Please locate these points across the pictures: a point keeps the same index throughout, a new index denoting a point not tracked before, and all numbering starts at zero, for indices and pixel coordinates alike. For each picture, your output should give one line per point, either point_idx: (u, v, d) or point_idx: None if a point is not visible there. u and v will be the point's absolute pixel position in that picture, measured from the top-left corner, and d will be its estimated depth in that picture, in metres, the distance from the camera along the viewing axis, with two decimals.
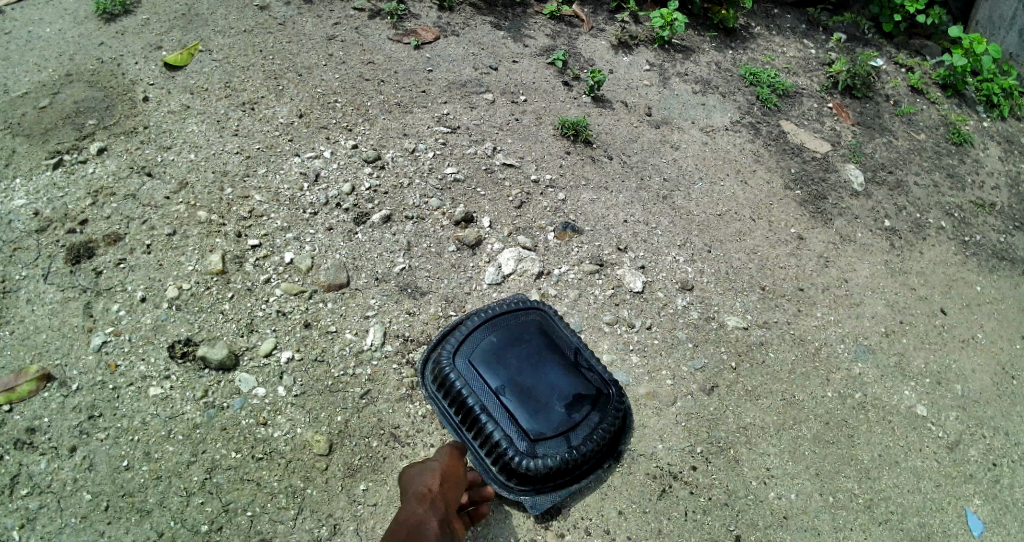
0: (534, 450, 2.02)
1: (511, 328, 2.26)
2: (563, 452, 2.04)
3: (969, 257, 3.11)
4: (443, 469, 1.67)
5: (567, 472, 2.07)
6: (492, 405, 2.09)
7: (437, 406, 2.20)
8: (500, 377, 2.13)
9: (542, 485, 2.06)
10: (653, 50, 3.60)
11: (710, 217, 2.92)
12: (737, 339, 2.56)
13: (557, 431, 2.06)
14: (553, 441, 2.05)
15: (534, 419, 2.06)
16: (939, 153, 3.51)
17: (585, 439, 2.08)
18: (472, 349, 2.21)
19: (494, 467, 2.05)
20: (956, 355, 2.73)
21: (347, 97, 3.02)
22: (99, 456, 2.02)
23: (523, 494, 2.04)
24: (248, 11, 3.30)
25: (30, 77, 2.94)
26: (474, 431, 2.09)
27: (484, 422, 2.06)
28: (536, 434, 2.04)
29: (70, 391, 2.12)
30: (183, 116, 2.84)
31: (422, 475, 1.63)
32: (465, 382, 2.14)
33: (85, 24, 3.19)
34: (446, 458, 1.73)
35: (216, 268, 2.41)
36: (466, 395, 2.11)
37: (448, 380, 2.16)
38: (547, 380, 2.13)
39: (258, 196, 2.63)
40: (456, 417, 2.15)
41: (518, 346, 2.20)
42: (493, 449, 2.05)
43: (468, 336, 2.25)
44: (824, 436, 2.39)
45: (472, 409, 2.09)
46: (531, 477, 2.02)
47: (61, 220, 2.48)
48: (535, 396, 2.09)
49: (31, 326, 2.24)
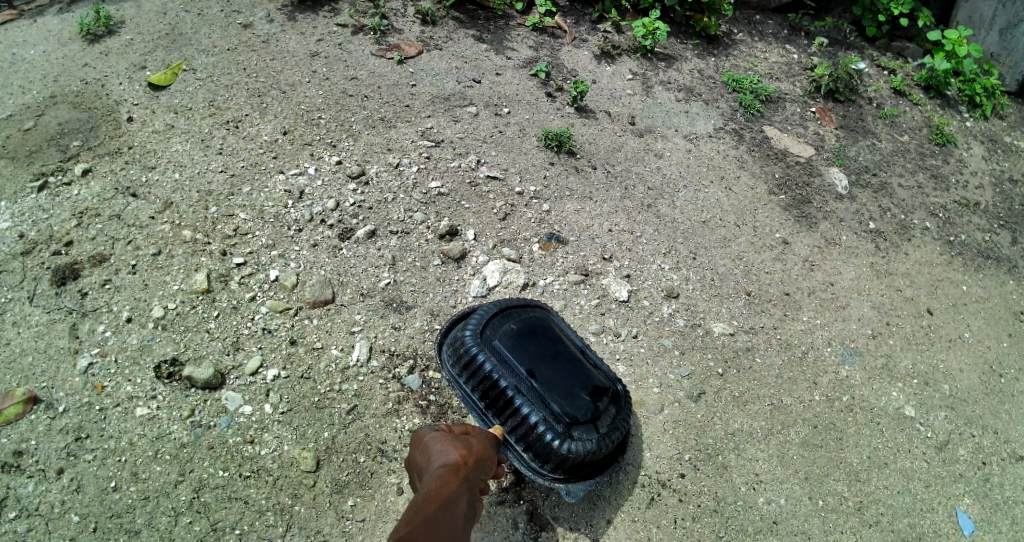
0: (570, 433, 1.89)
1: (528, 317, 2.14)
2: (595, 437, 1.91)
3: (954, 257, 3.10)
4: (474, 447, 1.67)
5: (596, 459, 1.95)
6: (524, 387, 1.94)
7: (460, 392, 2.02)
8: (528, 360, 1.97)
9: (573, 474, 1.93)
10: (636, 59, 3.60)
11: (696, 225, 2.91)
12: (724, 345, 2.54)
13: (589, 415, 1.92)
14: (586, 426, 1.92)
15: (565, 402, 1.92)
16: (923, 154, 3.50)
17: (613, 428, 1.96)
18: (495, 333, 2.06)
19: (525, 452, 1.91)
20: (943, 356, 2.72)
21: (330, 113, 3.02)
22: (86, 477, 2.00)
23: (556, 481, 1.90)
24: (232, 29, 3.31)
25: (15, 100, 2.95)
26: (505, 415, 1.93)
27: (518, 404, 1.91)
28: (572, 417, 1.90)
29: (56, 414, 2.11)
30: (167, 135, 2.84)
31: (452, 444, 1.64)
32: (494, 363, 1.97)
33: (69, 45, 3.20)
34: (487, 440, 1.77)
35: (201, 287, 2.41)
36: (497, 377, 1.95)
37: (475, 362, 1.99)
38: (573, 366, 2.00)
39: (243, 214, 2.63)
40: (482, 402, 1.98)
41: (539, 334, 2.06)
42: (527, 434, 1.89)
43: (489, 320, 2.10)
44: (813, 440, 2.37)
45: (505, 391, 1.93)
46: (567, 461, 1.88)
47: (47, 242, 2.48)
48: (564, 380, 1.95)
49: (17, 348, 2.23)
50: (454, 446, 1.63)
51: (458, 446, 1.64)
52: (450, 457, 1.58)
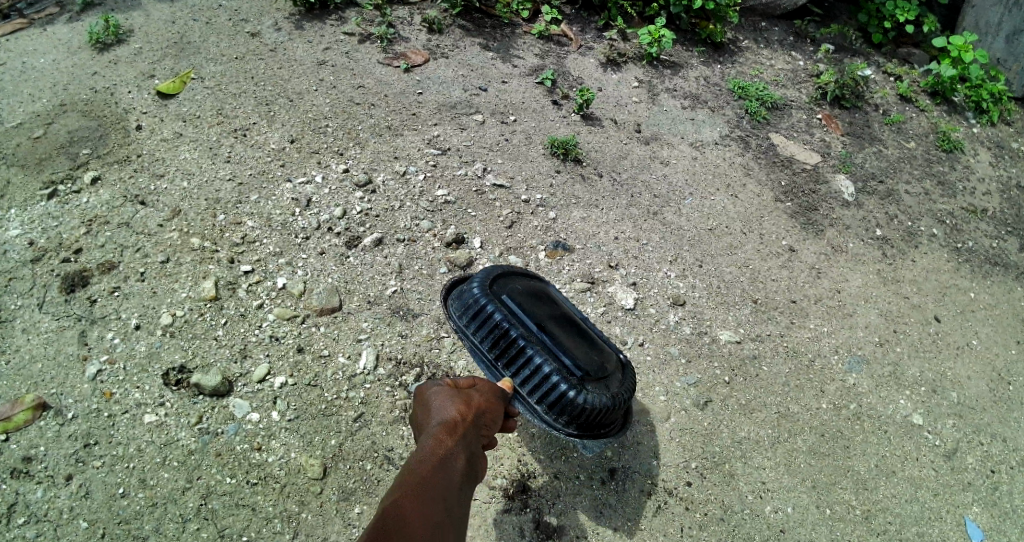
0: (584, 386, 1.77)
1: (532, 282, 2.05)
2: (609, 393, 1.81)
3: (961, 264, 3.09)
4: (475, 399, 1.53)
5: (608, 419, 1.83)
6: (537, 338, 1.81)
7: (466, 343, 1.87)
8: (539, 314, 1.87)
9: (586, 431, 1.80)
10: (642, 66, 3.60)
11: (702, 232, 2.91)
12: (730, 353, 2.54)
13: (602, 372, 1.82)
14: (598, 382, 1.82)
15: (579, 356, 1.81)
16: (929, 160, 3.49)
17: (623, 388, 1.87)
18: (501, 288, 1.94)
19: (538, 405, 1.77)
20: (951, 364, 2.71)
21: (337, 121, 3.03)
22: (94, 483, 2.01)
23: (570, 437, 1.76)
24: (240, 38, 3.33)
25: (25, 108, 2.98)
26: (516, 366, 1.79)
27: (531, 354, 1.77)
28: (586, 370, 1.79)
29: (65, 420, 2.12)
30: (176, 144, 2.86)
31: (452, 399, 1.50)
32: (505, 314, 1.84)
33: (78, 53, 3.23)
34: (489, 391, 1.60)
35: (209, 294, 2.42)
36: (509, 326, 1.82)
37: (484, 311, 1.85)
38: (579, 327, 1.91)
39: (251, 222, 2.64)
40: (491, 353, 1.83)
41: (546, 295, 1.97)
42: (541, 384, 1.76)
43: (495, 277, 1.98)
44: (820, 448, 2.36)
45: (517, 341, 1.80)
46: (582, 415, 1.75)
47: (56, 250, 2.50)
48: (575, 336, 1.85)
49: (26, 355, 2.24)
50: (454, 401, 1.49)
51: (459, 401, 1.50)
52: (449, 416, 1.45)
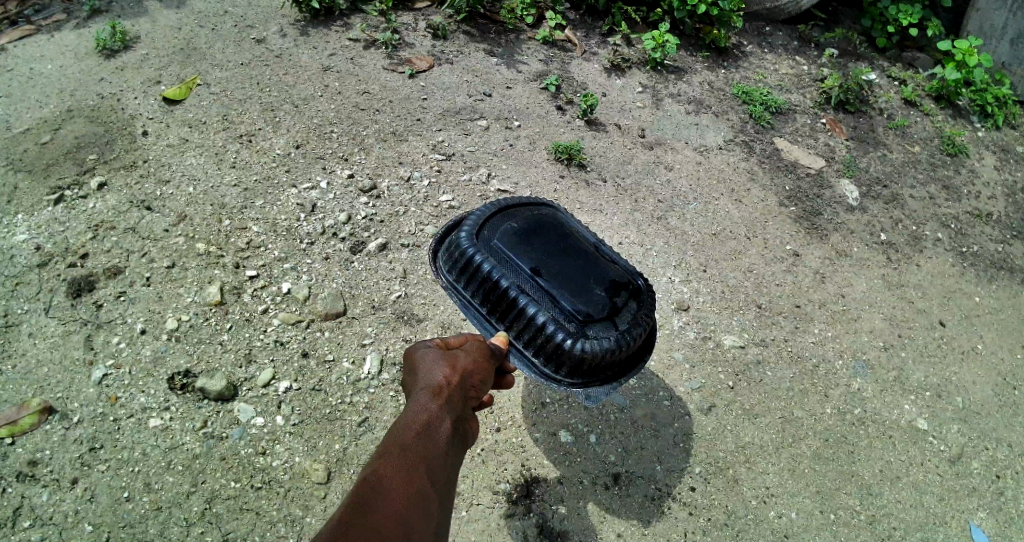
0: (584, 331, 1.59)
1: (531, 213, 1.82)
2: (615, 335, 1.62)
3: (966, 268, 3.08)
4: (462, 359, 1.45)
5: (618, 362, 1.67)
6: (530, 286, 1.63)
7: (456, 298, 1.72)
8: (532, 256, 1.66)
9: (592, 378, 1.66)
10: (646, 71, 3.61)
11: (705, 237, 2.91)
12: (735, 358, 2.54)
13: (607, 313, 1.62)
14: (603, 323, 1.62)
15: (578, 298, 1.61)
16: (934, 165, 3.49)
17: (635, 324, 1.67)
18: (492, 230, 1.74)
19: (536, 358, 1.63)
20: (956, 369, 2.70)
21: (342, 127, 3.05)
22: (100, 487, 2.02)
23: (574, 388, 1.64)
24: (246, 44, 3.35)
25: (33, 114, 3.00)
26: (510, 319, 1.63)
27: (523, 304, 1.60)
28: (586, 314, 1.59)
29: (71, 424, 2.13)
30: (182, 149, 2.88)
31: (439, 361, 1.43)
32: (494, 263, 1.66)
33: (85, 60, 3.25)
34: (479, 350, 1.51)
35: (214, 299, 2.44)
36: (498, 277, 1.64)
37: (472, 263, 1.68)
38: (583, 260, 1.68)
39: (256, 227, 2.66)
40: (483, 307, 1.68)
41: (544, 229, 1.74)
42: (536, 336, 1.60)
43: (486, 219, 1.78)
44: (824, 453, 2.36)
45: (507, 292, 1.62)
46: (584, 364, 1.60)
47: (63, 254, 2.51)
48: (575, 275, 1.64)
49: (33, 360, 2.26)
50: (442, 367, 1.41)
51: (446, 365, 1.42)
52: (435, 380, 1.39)
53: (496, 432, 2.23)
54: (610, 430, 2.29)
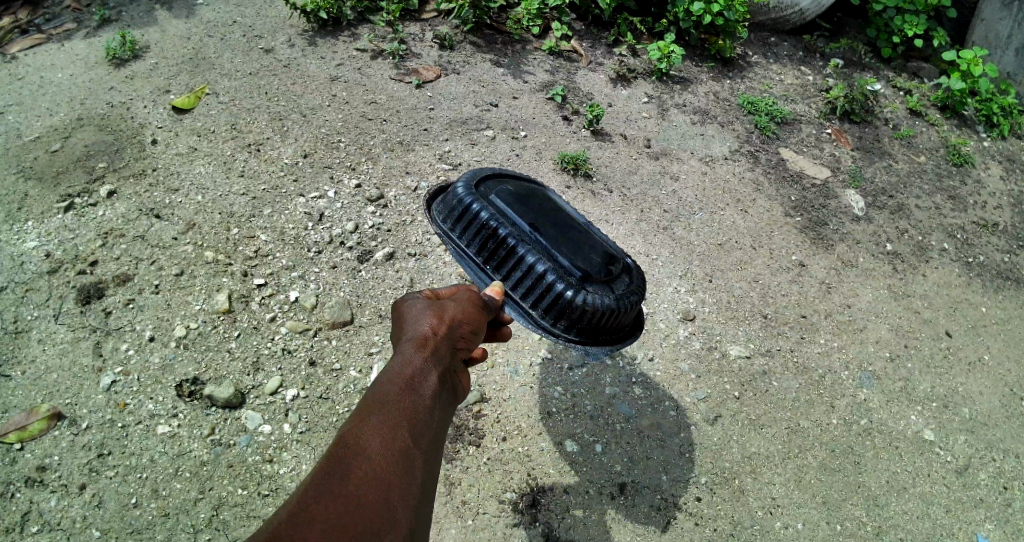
0: (584, 286, 1.63)
1: (526, 183, 1.90)
2: (613, 296, 1.66)
3: (973, 278, 3.08)
4: (449, 310, 1.39)
5: (614, 324, 1.70)
6: (529, 237, 1.66)
7: (451, 248, 1.73)
8: (531, 212, 1.72)
9: (589, 338, 1.67)
10: (652, 82, 3.62)
11: (711, 247, 2.91)
12: (740, 369, 2.54)
13: (605, 273, 1.68)
14: (601, 284, 1.67)
15: (578, 254, 1.66)
16: (940, 175, 3.49)
17: (631, 291, 1.73)
18: (489, 188, 1.80)
19: (534, 310, 1.63)
20: (962, 379, 2.70)
21: (350, 137, 3.07)
22: (108, 492, 2.04)
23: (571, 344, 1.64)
24: (254, 54, 3.38)
25: (43, 122, 3.03)
26: (508, 268, 1.65)
27: (523, 253, 1.63)
28: (586, 269, 1.64)
29: (79, 430, 2.15)
30: (191, 158, 2.90)
31: (425, 313, 1.37)
32: (494, 213, 1.70)
33: (96, 68, 3.28)
34: (467, 300, 1.45)
35: (223, 307, 2.46)
36: (497, 225, 1.67)
37: (470, 212, 1.71)
38: (581, 224, 1.75)
39: (264, 236, 2.68)
40: (480, 257, 1.70)
41: (541, 193, 1.82)
42: (535, 285, 1.62)
43: (484, 178, 1.83)
44: (830, 464, 2.36)
45: (507, 240, 1.65)
46: (583, 317, 1.62)
47: (73, 261, 2.54)
48: (575, 233, 1.70)
49: (42, 366, 2.28)
50: (428, 316, 1.36)
51: (433, 315, 1.37)
52: (421, 331, 1.33)
53: (502, 441, 2.24)
54: (616, 440, 2.30)
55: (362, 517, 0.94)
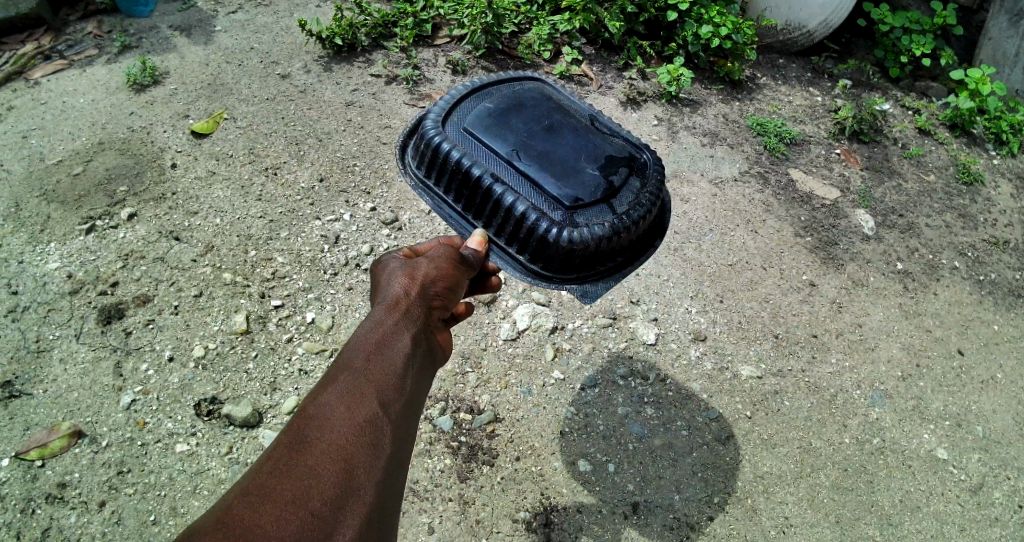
0: (572, 219, 1.57)
1: (506, 97, 1.79)
2: (608, 222, 1.59)
3: (984, 296, 3.08)
4: (422, 270, 1.39)
5: (615, 247, 1.64)
6: (506, 173, 1.61)
7: (430, 198, 1.72)
8: (509, 141, 1.65)
9: (587, 272, 1.66)
10: (662, 105, 3.64)
11: (722, 268, 2.92)
12: (752, 389, 2.56)
13: (597, 196, 1.61)
14: (595, 210, 1.60)
15: (563, 183, 1.59)
16: (950, 194, 3.50)
17: (633, 207, 1.65)
18: (465, 119, 1.73)
19: (520, 254, 1.61)
20: (975, 398, 2.71)
21: (364, 160, 3.12)
22: (127, 510, 2.10)
23: (568, 284, 1.64)
24: (271, 80, 3.46)
25: (65, 146, 3.11)
26: (489, 214, 1.62)
27: (500, 194, 1.58)
28: (572, 201, 1.57)
29: (99, 448, 2.21)
30: (209, 182, 2.97)
31: (398, 274, 1.39)
32: (465, 151, 1.65)
33: (117, 93, 3.36)
34: (442, 254, 1.45)
35: (240, 328, 2.51)
36: (469, 166, 1.63)
37: (441, 154, 1.67)
38: (567, 144, 1.66)
39: (281, 258, 2.74)
40: (459, 204, 1.68)
41: (520, 110, 1.72)
42: (518, 228, 1.59)
43: (457, 106, 1.77)
44: (843, 483, 2.37)
45: (482, 181, 1.61)
46: (575, 254, 1.58)
47: (94, 282, 2.61)
48: (560, 158, 1.62)
49: (64, 385, 2.35)
50: (401, 276, 1.38)
51: (405, 275, 1.39)
52: (393, 292, 1.34)
53: (515, 460, 2.27)
54: (628, 460, 2.32)
55: (316, 495, 0.91)
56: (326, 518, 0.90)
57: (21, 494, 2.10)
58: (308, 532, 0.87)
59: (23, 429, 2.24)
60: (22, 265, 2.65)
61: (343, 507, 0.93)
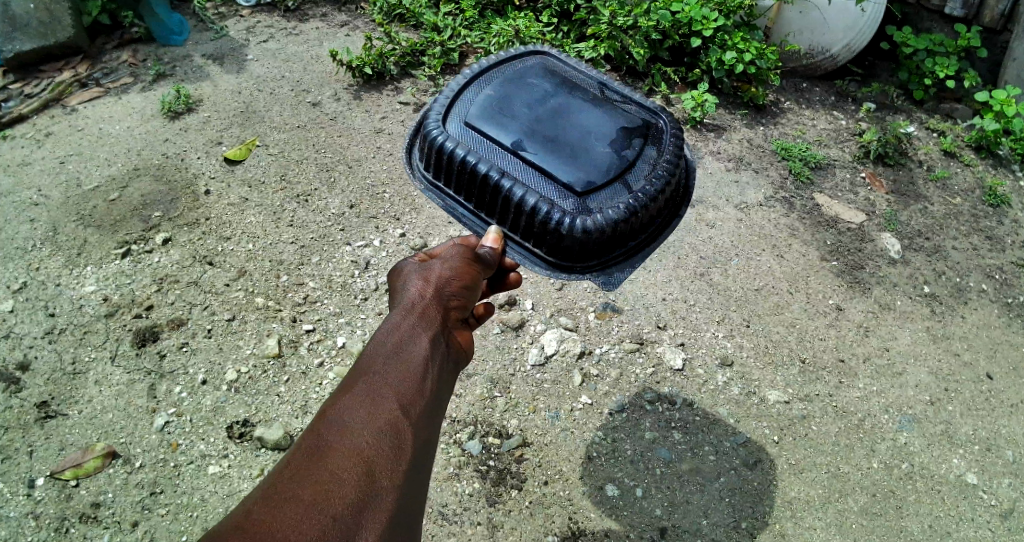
0: (586, 206, 1.53)
1: (506, 81, 1.76)
2: (625, 203, 1.56)
3: (1012, 319, 3.06)
4: (436, 273, 1.44)
5: (635, 226, 1.61)
6: (513, 166, 1.57)
7: (441, 199, 1.70)
8: (514, 130, 1.61)
9: (611, 256, 1.62)
10: (685, 129, 3.67)
11: (748, 292, 2.94)
12: (780, 414, 2.56)
13: (611, 177, 1.57)
14: (610, 192, 1.56)
15: (574, 168, 1.55)
16: (976, 216, 3.49)
17: (649, 181, 1.62)
18: (469, 111, 1.70)
19: (537, 249, 1.59)
20: (1006, 422, 2.69)
21: (394, 188, 3.18)
22: (159, 530, 2.14)
23: (592, 270, 1.61)
24: (302, 108, 3.54)
25: (101, 172, 3.20)
26: (501, 209, 1.59)
27: (509, 187, 1.55)
28: (585, 187, 1.54)
29: (133, 468, 2.27)
30: (242, 208, 3.05)
31: (414, 278, 1.45)
32: (469, 147, 1.63)
33: (151, 120, 3.46)
34: (457, 255, 1.50)
35: (273, 351, 2.57)
36: (475, 163, 1.59)
37: (444, 154, 1.64)
38: (574, 126, 1.61)
39: (312, 283, 2.80)
40: (471, 202, 1.66)
41: (522, 96, 1.68)
42: (530, 220, 1.55)
43: (456, 99, 1.74)
44: (871, 508, 2.36)
45: (489, 176, 1.57)
46: (594, 241, 1.54)
47: (129, 305, 2.68)
48: (568, 141, 1.58)
49: (99, 406, 2.42)
50: (416, 280, 1.43)
51: (419, 279, 1.44)
52: (409, 296, 1.39)
53: (543, 484, 2.29)
54: (655, 485, 2.33)
55: (337, 496, 0.93)
56: (348, 519, 0.91)
57: (56, 514, 2.16)
58: (329, 534, 0.88)
59: (60, 450, 2.31)
60: (59, 288, 2.74)
61: (364, 508, 0.94)
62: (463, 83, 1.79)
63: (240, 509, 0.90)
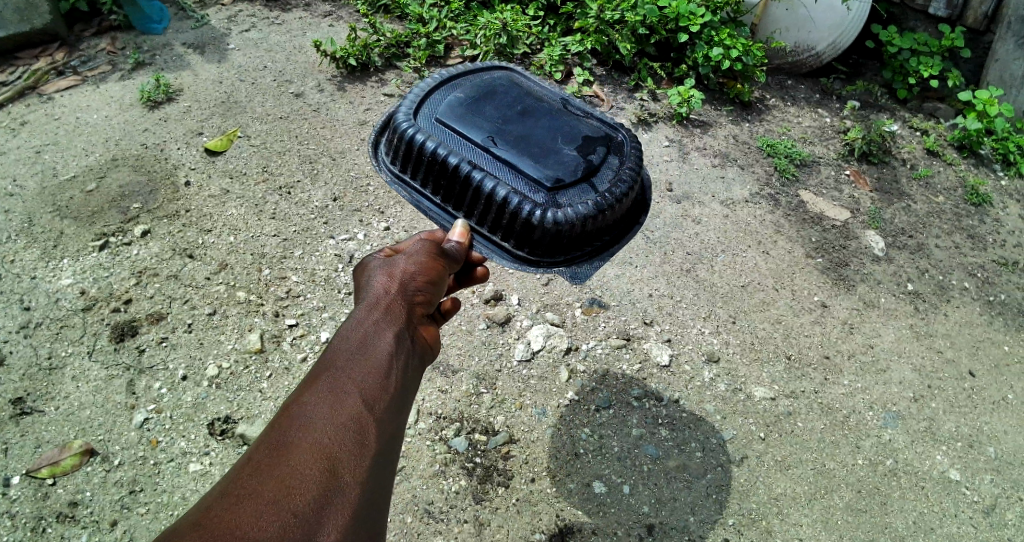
0: (555, 200, 1.60)
1: (477, 85, 1.84)
2: (592, 201, 1.63)
3: (994, 317, 3.09)
4: (400, 268, 1.40)
5: (601, 226, 1.67)
6: (484, 159, 1.63)
7: (407, 192, 1.73)
8: (484, 127, 1.68)
9: (577, 253, 1.67)
10: (672, 125, 3.66)
11: (734, 289, 2.93)
12: (765, 410, 2.56)
13: (578, 175, 1.64)
14: (578, 190, 1.63)
15: (543, 164, 1.62)
16: (959, 215, 3.52)
17: (614, 184, 1.69)
18: (438, 109, 1.76)
19: (505, 242, 1.62)
20: (987, 419, 2.71)
21: (378, 181, 3.14)
22: (138, 530, 2.09)
23: (558, 266, 1.64)
24: (285, 98, 3.48)
25: (78, 162, 3.12)
26: (470, 201, 1.63)
27: (479, 180, 1.60)
28: (554, 181, 1.60)
29: (111, 466, 2.22)
30: (223, 200, 2.98)
31: (378, 273, 1.41)
32: (440, 140, 1.68)
33: (130, 110, 3.38)
34: (423, 249, 1.46)
35: (255, 346, 2.52)
36: (446, 154, 1.64)
37: (415, 146, 1.69)
38: (543, 126, 1.69)
39: (295, 276, 2.76)
40: (437, 196, 1.70)
41: (492, 98, 1.76)
42: (499, 212, 1.59)
43: (428, 99, 1.81)
44: (857, 504, 2.36)
45: (460, 167, 1.62)
46: (562, 235, 1.59)
47: (107, 299, 2.62)
48: (537, 139, 1.65)
49: (76, 402, 2.35)
50: (380, 275, 1.40)
51: (384, 273, 1.40)
52: (373, 293, 1.36)
53: (530, 482, 2.27)
54: (643, 482, 2.32)
55: (298, 493, 0.91)
56: (310, 516, 0.89)
57: (32, 513, 2.10)
58: (289, 532, 0.86)
59: (35, 447, 2.24)
60: (35, 280, 2.66)
61: (326, 505, 0.92)
62: (431, 85, 1.86)
63: (201, 506, 0.89)
